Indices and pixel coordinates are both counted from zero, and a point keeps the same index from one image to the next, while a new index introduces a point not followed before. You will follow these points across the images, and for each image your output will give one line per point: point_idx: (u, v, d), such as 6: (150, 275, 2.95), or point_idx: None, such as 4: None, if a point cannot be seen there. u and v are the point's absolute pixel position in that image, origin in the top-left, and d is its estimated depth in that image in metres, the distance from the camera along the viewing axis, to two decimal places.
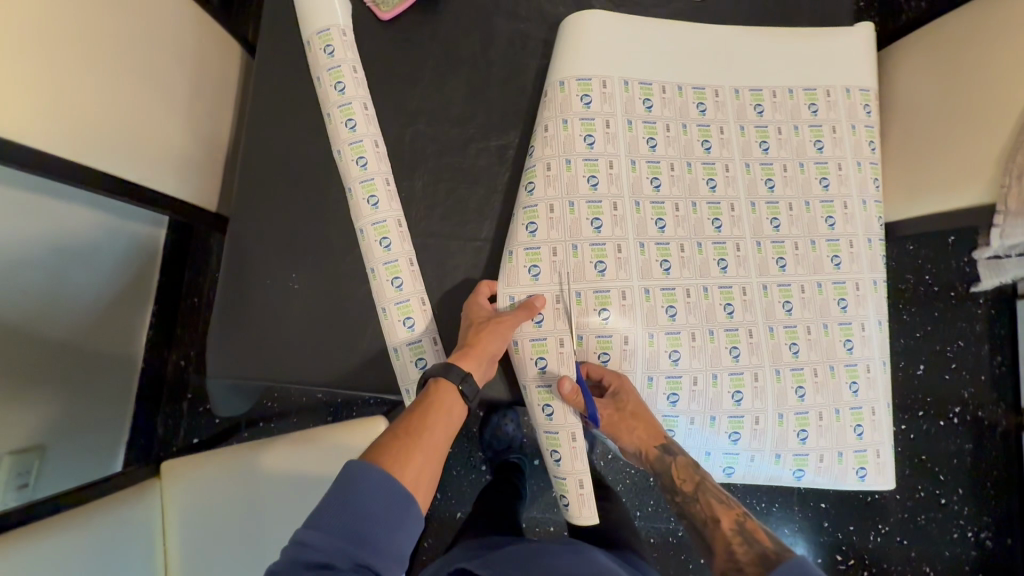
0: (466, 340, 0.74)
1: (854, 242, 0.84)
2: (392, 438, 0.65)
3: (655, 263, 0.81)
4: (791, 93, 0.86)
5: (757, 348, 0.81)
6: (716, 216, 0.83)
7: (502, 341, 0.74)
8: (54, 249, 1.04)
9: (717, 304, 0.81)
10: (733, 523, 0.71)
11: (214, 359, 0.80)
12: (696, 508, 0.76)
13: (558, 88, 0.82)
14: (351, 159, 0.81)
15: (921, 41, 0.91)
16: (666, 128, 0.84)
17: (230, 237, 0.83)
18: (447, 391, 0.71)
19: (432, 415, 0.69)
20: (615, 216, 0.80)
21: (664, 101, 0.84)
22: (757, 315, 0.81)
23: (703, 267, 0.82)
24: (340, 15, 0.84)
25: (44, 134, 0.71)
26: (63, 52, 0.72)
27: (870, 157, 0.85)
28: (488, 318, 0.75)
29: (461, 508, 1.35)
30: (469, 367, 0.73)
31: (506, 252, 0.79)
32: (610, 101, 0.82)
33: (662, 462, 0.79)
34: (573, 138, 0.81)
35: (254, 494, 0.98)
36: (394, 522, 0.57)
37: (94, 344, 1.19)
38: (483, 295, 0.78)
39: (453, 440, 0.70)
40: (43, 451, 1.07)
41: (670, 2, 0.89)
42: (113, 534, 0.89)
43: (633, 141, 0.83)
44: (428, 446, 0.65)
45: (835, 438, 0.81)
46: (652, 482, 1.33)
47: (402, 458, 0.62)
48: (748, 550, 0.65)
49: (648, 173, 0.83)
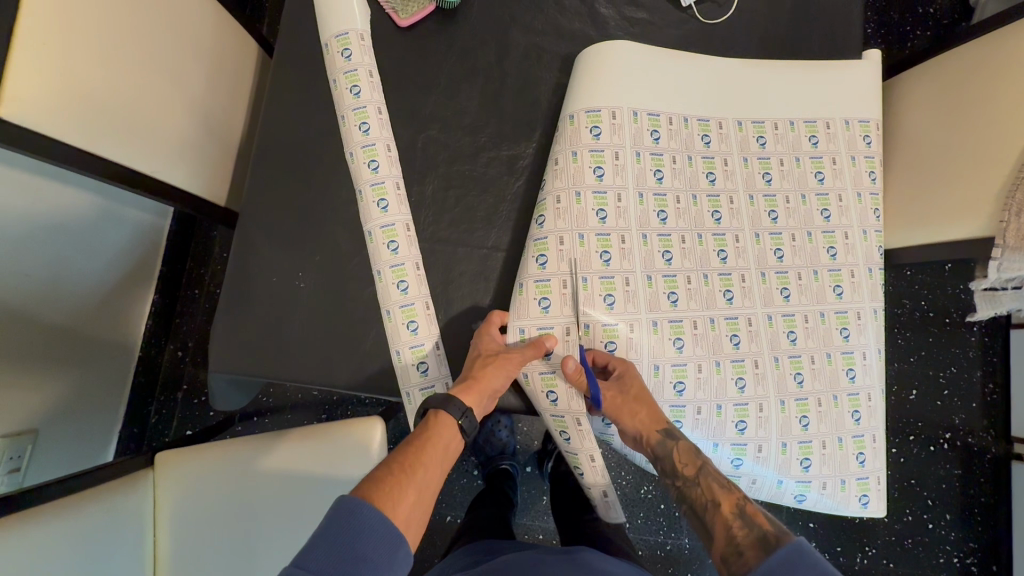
0: (472, 372, 0.75)
1: (855, 271, 0.85)
2: (387, 472, 0.67)
3: (662, 296, 0.82)
4: (792, 125, 0.88)
5: (762, 380, 0.82)
6: (721, 247, 0.84)
7: (506, 378, 0.75)
8: (55, 237, 1.04)
9: (724, 336, 0.82)
10: (733, 507, 0.69)
11: (215, 356, 0.80)
12: (695, 491, 0.74)
13: (568, 122, 0.83)
14: (363, 162, 0.83)
15: (931, 69, 0.92)
16: (673, 159, 0.85)
17: (237, 234, 0.83)
18: (447, 424, 0.73)
19: (428, 451, 0.70)
20: (622, 248, 0.81)
21: (671, 132, 0.86)
22: (762, 345, 0.83)
23: (709, 299, 0.83)
24: (359, 20, 0.85)
25: (60, 124, 0.71)
26: (81, 42, 0.73)
27: (870, 188, 0.87)
28: (494, 352, 0.76)
29: (451, 512, 1.35)
30: (470, 402, 0.73)
31: (517, 284, 0.79)
32: (619, 133, 0.83)
33: (665, 447, 0.77)
34: (582, 170, 0.82)
35: (248, 491, 0.98)
36: (383, 563, 0.58)
37: (92, 329, 1.19)
38: (495, 325, 0.78)
39: (445, 479, 0.72)
40: (36, 435, 1.06)
41: (687, 22, 0.90)
42: (105, 524, 0.88)
43: (641, 172, 0.84)
44: (421, 485, 0.67)
45: (836, 466, 0.82)
46: (643, 495, 1.34)
47: (395, 496, 0.63)
48: (749, 534, 0.64)
49: (655, 206, 0.84)
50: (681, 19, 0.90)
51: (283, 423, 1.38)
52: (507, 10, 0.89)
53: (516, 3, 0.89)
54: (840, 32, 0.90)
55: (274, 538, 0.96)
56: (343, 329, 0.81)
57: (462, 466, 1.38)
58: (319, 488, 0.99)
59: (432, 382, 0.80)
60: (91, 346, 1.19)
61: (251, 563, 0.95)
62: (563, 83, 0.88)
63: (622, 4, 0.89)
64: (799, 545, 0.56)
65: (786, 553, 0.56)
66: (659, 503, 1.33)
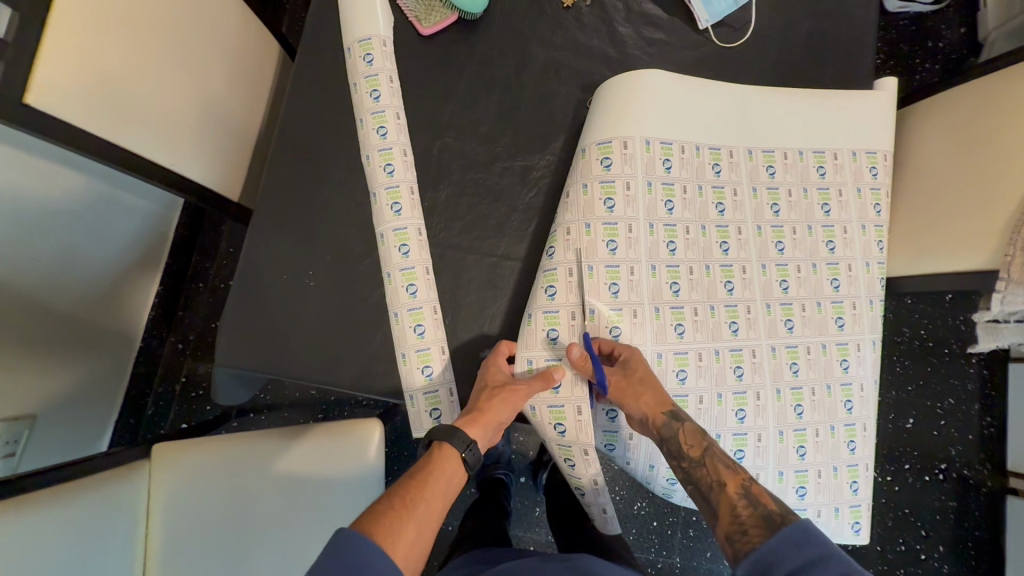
0: (478, 403, 0.75)
1: (856, 303, 0.86)
2: (388, 507, 0.67)
3: (669, 328, 0.82)
4: (801, 155, 0.89)
5: (763, 411, 0.82)
6: (728, 278, 0.85)
7: (511, 410, 0.76)
8: (64, 224, 1.05)
9: (728, 367, 0.83)
10: (739, 488, 0.71)
11: (221, 351, 0.80)
12: (701, 472, 0.74)
13: (581, 154, 0.84)
14: (379, 165, 0.84)
15: (944, 101, 0.93)
16: (683, 190, 0.86)
17: (249, 230, 0.84)
18: (449, 458, 0.74)
19: (427, 487, 0.71)
20: (631, 280, 0.82)
21: (682, 161, 0.86)
22: (765, 377, 0.83)
23: (715, 331, 0.83)
24: (382, 26, 0.87)
25: (88, 116, 0.74)
26: (111, 36, 0.75)
27: (875, 220, 0.88)
28: (502, 384, 0.77)
29: (443, 519, 1.36)
30: (475, 433, 0.74)
31: (526, 315, 0.81)
32: (631, 162, 0.84)
33: (671, 428, 0.75)
34: (592, 203, 0.82)
35: (242, 488, 0.98)
36: None
37: (96, 318, 1.20)
38: (502, 356, 0.79)
39: (445, 513, 0.72)
40: (34, 420, 1.06)
41: (703, 44, 0.91)
42: (102, 513, 0.88)
43: (652, 202, 0.84)
44: (422, 519, 0.67)
45: (831, 494, 0.83)
46: (636, 511, 1.34)
47: (395, 533, 0.63)
48: (753, 513, 0.67)
49: (666, 236, 0.84)
50: (697, 41, 0.91)
51: (280, 422, 1.38)
52: (527, 23, 0.90)
53: (537, 18, 0.90)
54: (854, 61, 0.91)
55: (268, 536, 0.96)
56: (349, 329, 0.81)
57: None
58: (315, 486, 0.99)
59: (436, 387, 0.80)
60: (94, 335, 1.20)
61: (242, 561, 0.95)
62: (579, 98, 0.89)
63: (641, 23, 0.91)
64: (804, 524, 0.60)
65: (790, 531, 0.60)
66: (651, 520, 1.33)
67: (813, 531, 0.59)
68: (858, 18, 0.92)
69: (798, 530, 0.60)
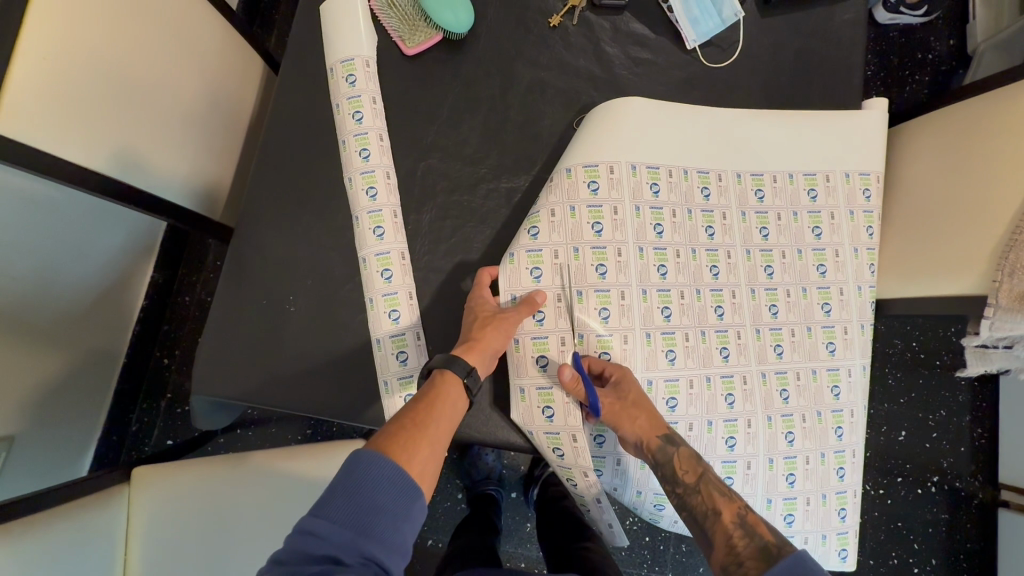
0: (471, 333, 0.74)
1: (848, 327, 0.86)
2: (398, 426, 0.64)
3: (660, 354, 0.81)
4: (791, 178, 0.88)
5: (753, 439, 0.82)
6: (719, 303, 0.84)
7: (506, 337, 0.75)
8: (41, 236, 1.01)
9: (719, 395, 0.82)
10: (735, 516, 0.68)
11: (198, 378, 0.78)
12: (696, 500, 0.72)
13: (565, 175, 0.82)
14: (361, 188, 0.83)
15: (939, 117, 0.92)
16: (673, 213, 0.85)
17: (229, 254, 0.82)
18: (453, 381, 0.70)
19: (437, 406, 0.67)
20: (622, 305, 0.81)
21: (671, 185, 0.85)
22: (756, 405, 0.82)
23: (706, 357, 0.82)
24: (365, 46, 0.86)
25: (59, 142, 0.73)
26: (82, 60, 0.74)
27: (868, 243, 0.87)
28: (490, 312, 0.76)
29: (432, 536, 1.34)
30: (474, 361, 0.72)
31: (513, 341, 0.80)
32: (618, 187, 0.83)
33: (666, 454, 0.74)
34: (580, 226, 0.82)
35: (224, 513, 0.96)
36: (400, 515, 0.57)
37: (77, 335, 1.16)
38: (485, 284, 0.78)
39: (457, 429, 0.69)
40: (12, 442, 1.02)
41: (690, 64, 0.90)
42: (78, 543, 0.86)
43: (641, 226, 0.83)
44: (435, 437, 0.64)
45: (819, 521, 0.82)
46: (628, 526, 1.33)
47: (408, 451, 0.61)
48: (748, 543, 0.63)
49: (656, 261, 0.83)
50: (685, 61, 0.90)
51: (267, 438, 1.36)
52: (513, 43, 0.89)
53: (522, 37, 0.90)
54: (842, 81, 0.91)
55: (249, 561, 0.94)
56: (332, 354, 0.80)
57: (446, 488, 1.37)
58: (298, 509, 0.97)
59: None
60: (74, 353, 1.17)
61: None
62: (566, 118, 0.88)
63: (628, 43, 0.90)
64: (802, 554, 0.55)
65: (790, 562, 0.55)
66: (644, 535, 1.32)
67: (813, 568, 0.53)
68: (846, 37, 0.91)
69: (795, 561, 0.55)
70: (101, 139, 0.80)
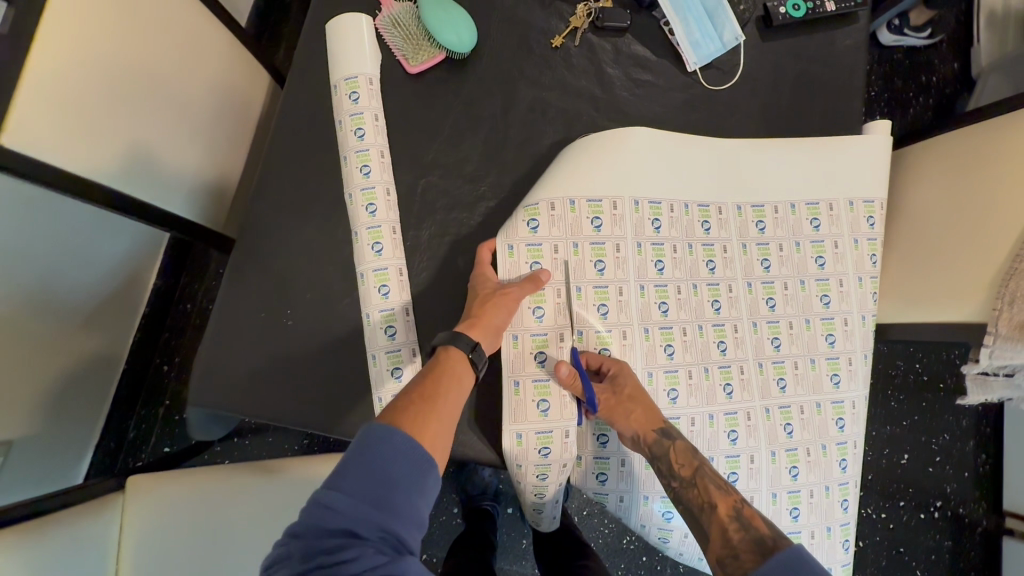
0: (472, 312, 0.75)
1: (852, 358, 0.85)
2: (407, 401, 0.64)
3: (662, 393, 0.81)
4: (793, 209, 0.88)
5: (757, 474, 0.81)
6: (721, 338, 0.84)
7: (508, 313, 0.76)
8: (48, 245, 1.03)
9: (721, 432, 0.81)
10: (730, 510, 0.67)
11: (194, 390, 0.79)
12: (691, 492, 0.70)
13: (569, 207, 0.82)
14: (361, 204, 0.83)
15: (950, 140, 0.92)
16: (674, 249, 0.85)
17: (230, 267, 0.83)
18: (458, 358, 0.70)
19: (445, 382, 0.68)
20: (623, 344, 0.81)
21: (672, 220, 0.86)
22: (760, 441, 0.81)
23: (710, 394, 0.82)
24: (369, 65, 0.87)
25: (68, 151, 0.74)
26: (93, 73, 0.75)
27: (870, 271, 0.87)
28: (493, 289, 0.77)
29: (426, 550, 1.34)
30: (477, 337, 0.72)
31: (513, 384, 0.78)
32: (620, 223, 0.83)
33: (662, 446, 0.73)
34: (584, 264, 0.82)
35: (217, 523, 0.95)
36: (416, 487, 0.56)
37: (75, 345, 1.16)
38: (487, 265, 0.79)
39: (465, 404, 0.69)
40: (9, 447, 1.03)
41: (689, 87, 0.91)
42: (71, 552, 0.86)
43: (642, 263, 0.84)
44: (443, 411, 0.64)
45: (825, 555, 0.81)
46: (625, 546, 1.31)
47: (419, 422, 0.61)
48: (744, 537, 0.63)
49: (657, 298, 0.83)
50: (685, 83, 0.91)
51: (264, 448, 1.36)
52: (515, 63, 0.90)
53: (523, 57, 0.91)
54: (842, 106, 0.91)
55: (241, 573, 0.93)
56: (327, 369, 0.80)
57: (442, 503, 1.36)
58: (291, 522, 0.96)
59: None
60: (75, 363, 1.17)
61: None
62: (566, 138, 0.89)
63: (629, 65, 0.91)
64: (798, 550, 0.55)
65: (783, 557, 0.56)
66: (641, 555, 1.31)
67: (811, 563, 0.53)
68: (846, 63, 0.92)
69: (793, 556, 0.55)
70: (111, 149, 0.81)
